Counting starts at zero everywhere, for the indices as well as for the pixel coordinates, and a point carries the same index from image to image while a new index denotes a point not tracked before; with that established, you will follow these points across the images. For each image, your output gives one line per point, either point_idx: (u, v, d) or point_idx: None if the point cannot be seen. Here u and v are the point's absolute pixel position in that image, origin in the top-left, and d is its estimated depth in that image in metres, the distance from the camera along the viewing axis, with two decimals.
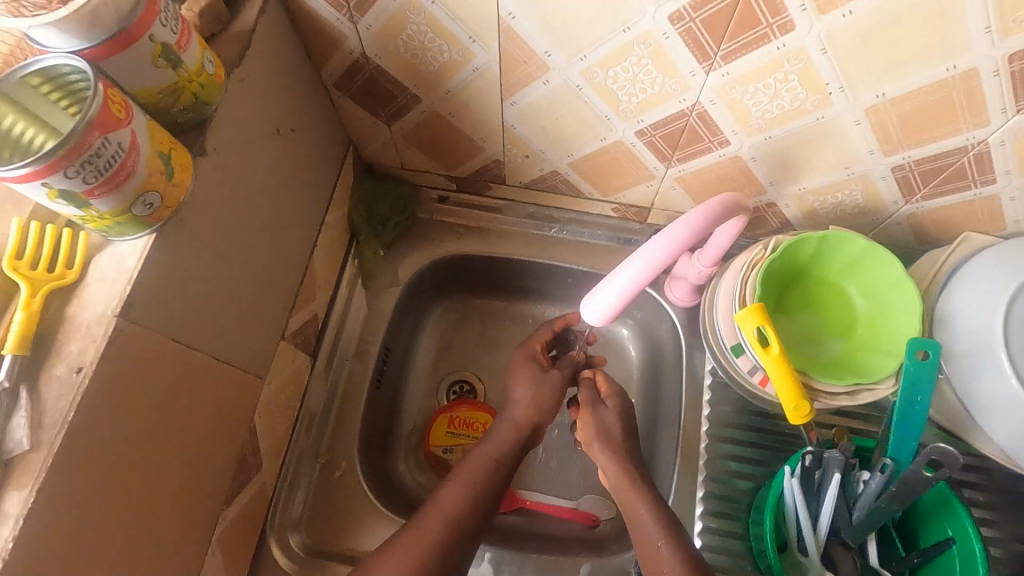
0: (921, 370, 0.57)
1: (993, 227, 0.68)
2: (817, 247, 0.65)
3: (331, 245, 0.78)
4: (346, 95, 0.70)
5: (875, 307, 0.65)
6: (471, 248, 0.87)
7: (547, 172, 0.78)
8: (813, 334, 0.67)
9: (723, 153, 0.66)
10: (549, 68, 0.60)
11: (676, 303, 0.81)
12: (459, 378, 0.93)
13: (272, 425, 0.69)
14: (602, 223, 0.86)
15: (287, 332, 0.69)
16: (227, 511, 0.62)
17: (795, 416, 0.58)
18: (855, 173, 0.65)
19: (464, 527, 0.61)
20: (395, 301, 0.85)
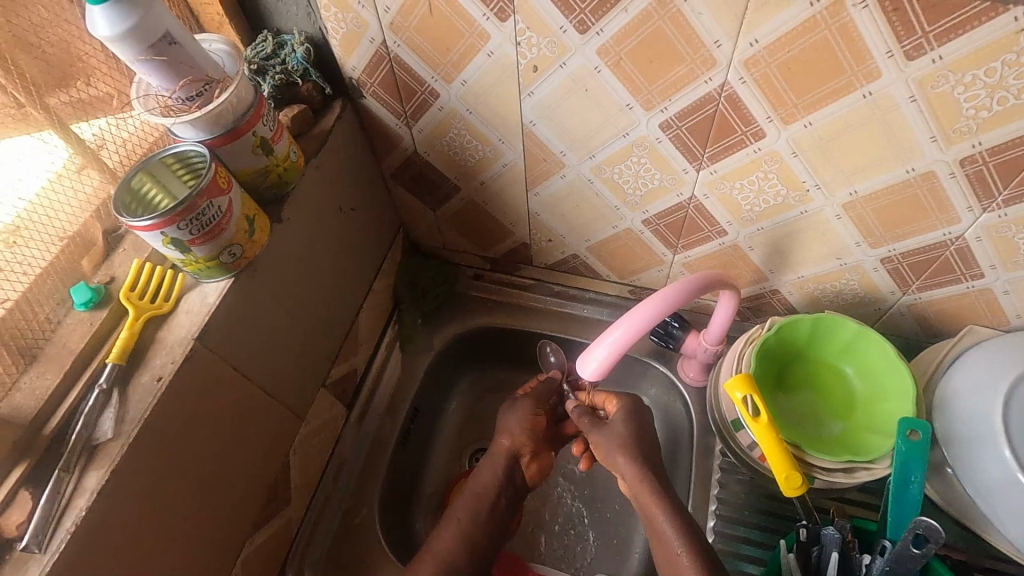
0: (912, 449, 0.58)
1: (996, 322, 0.70)
2: (813, 328, 0.69)
3: (375, 309, 0.89)
4: (400, 184, 0.85)
5: (873, 390, 0.67)
6: (499, 321, 0.96)
7: (568, 255, 0.88)
8: (814, 414, 0.69)
9: (722, 242, 0.74)
10: (565, 165, 0.71)
11: (687, 381, 0.85)
12: (482, 447, 0.98)
13: (303, 464, 0.76)
14: (620, 303, 0.93)
15: (327, 381, 0.79)
16: (252, 537, 0.68)
17: (787, 488, 0.60)
18: (847, 263, 0.71)
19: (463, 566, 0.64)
20: (427, 365, 0.93)
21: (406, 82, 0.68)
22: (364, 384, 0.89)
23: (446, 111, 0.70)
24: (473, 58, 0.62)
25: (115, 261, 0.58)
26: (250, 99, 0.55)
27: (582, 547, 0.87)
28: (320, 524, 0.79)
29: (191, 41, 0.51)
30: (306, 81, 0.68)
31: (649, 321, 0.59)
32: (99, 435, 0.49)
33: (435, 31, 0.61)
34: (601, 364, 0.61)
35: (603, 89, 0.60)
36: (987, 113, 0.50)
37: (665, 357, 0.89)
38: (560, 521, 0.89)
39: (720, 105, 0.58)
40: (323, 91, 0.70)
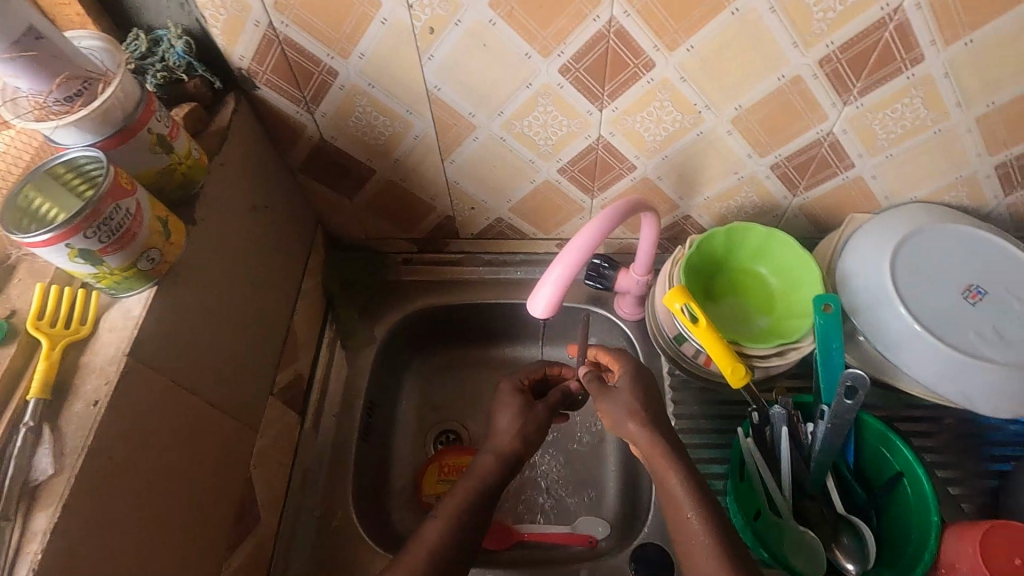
0: (829, 320, 0.66)
1: (870, 206, 0.81)
2: (727, 238, 0.76)
3: (309, 309, 0.86)
4: (311, 176, 0.82)
5: (787, 282, 0.75)
6: (437, 300, 0.96)
7: (492, 220, 0.89)
8: (742, 314, 0.75)
9: (633, 177, 0.79)
10: (475, 126, 0.73)
11: (626, 318, 0.91)
12: (446, 428, 0.98)
13: (267, 478, 0.72)
14: (550, 259, 0.97)
15: (275, 388, 0.76)
16: (229, 560, 0.64)
17: (735, 379, 0.66)
18: (743, 176, 0.78)
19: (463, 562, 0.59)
20: (374, 356, 0.92)
21: (301, 65, 0.66)
22: (313, 388, 0.86)
23: (348, 89, 0.69)
24: (368, 27, 0.62)
25: (10, 293, 0.52)
26: (138, 94, 0.52)
27: (561, 495, 0.90)
28: (296, 536, 0.76)
29: (59, 36, 0.48)
30: (191, 76, 0.65)
31: (586, 249, 0.60)
32: (38, 475, 0.44)
33: (324, 5, 0.60)
34: (550, 301, 0.61)
35: (501, 42, 0.62)
36: (833, 14, 0.58)
37: (602, 300, 0.94)
38: (535, 476, 0.91)
39: (611, 42, 0.62)
40: (212, 85, 0.67)
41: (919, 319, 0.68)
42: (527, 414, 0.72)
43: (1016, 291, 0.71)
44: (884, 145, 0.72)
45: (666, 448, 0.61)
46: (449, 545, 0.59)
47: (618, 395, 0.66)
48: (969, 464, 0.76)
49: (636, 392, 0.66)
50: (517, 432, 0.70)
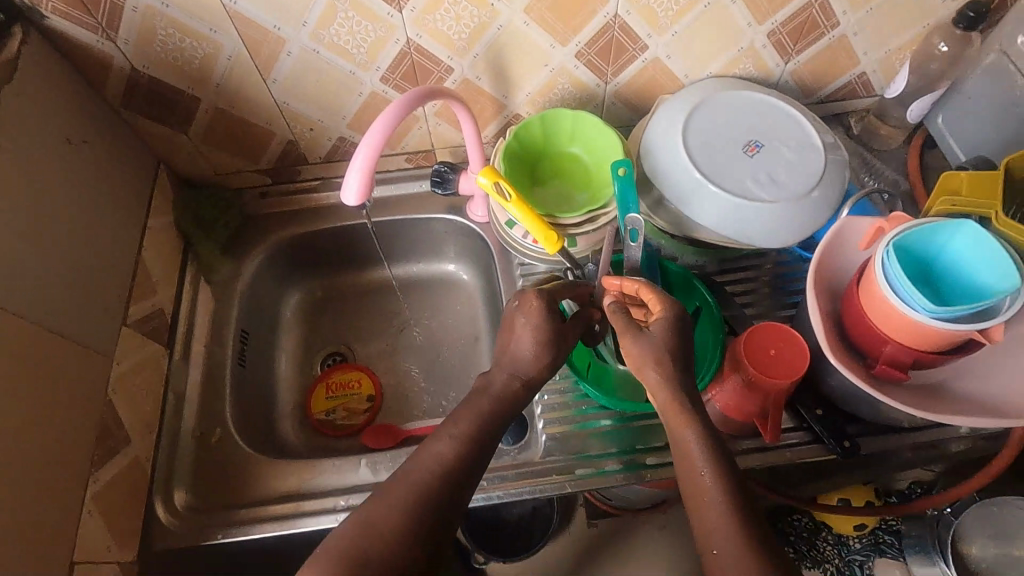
0: (624, 181, 0.74)
1: (672, 85, 0.89)
2: (542, 126, 0.82)
3: (162, 247, 0.88)
4: (136, 112, 0.82)
5: (598, 159, 0.82)
6: (299, 228, 0.99)
7: (335, 140, 0.92)
8: (564, 194, 0.83)
9: (453, 79, 0.84)
10: (285, 40, 0.75)
11: (480, 220, 0.97)
12: (332, 351, 1.05)
13: (132, 403, 0.75)
14: (405, 176, 1.01)
15: (129, 319, 0.78)
16: (97, 475, 0.68)
17: (550, 244, 0.73)
18: (553, 68, 0.84)
19: (456, 505, 0.54)
20: (242, 287, 0.95)
21: None
22: (178, 322, 0.88)
23: (142, 11, 0.69)
24: None
25: None
26: None
27: None
28: (176, 456, 0.79)
29: None
30: None
31: (383, 132, 0.65)
32: None
33: None
34: (359, 186, 0.66)
35: None
36: None
37: (457, 208, 1.00)
38: None
39: None
40: None
41: (700, 168, 0.78)
42: (558, 339, 0.67)
43: (788, 139, 0.81)
44: (666, 23, 0.79)
45: (683, 405, 0.59)
46: (438, 488, 0.54)
47: (648, 339, 0.63)
48: (773, 300, 0.89)
49: (673, 332, 0.63)
50: (543, 358, 0.67)
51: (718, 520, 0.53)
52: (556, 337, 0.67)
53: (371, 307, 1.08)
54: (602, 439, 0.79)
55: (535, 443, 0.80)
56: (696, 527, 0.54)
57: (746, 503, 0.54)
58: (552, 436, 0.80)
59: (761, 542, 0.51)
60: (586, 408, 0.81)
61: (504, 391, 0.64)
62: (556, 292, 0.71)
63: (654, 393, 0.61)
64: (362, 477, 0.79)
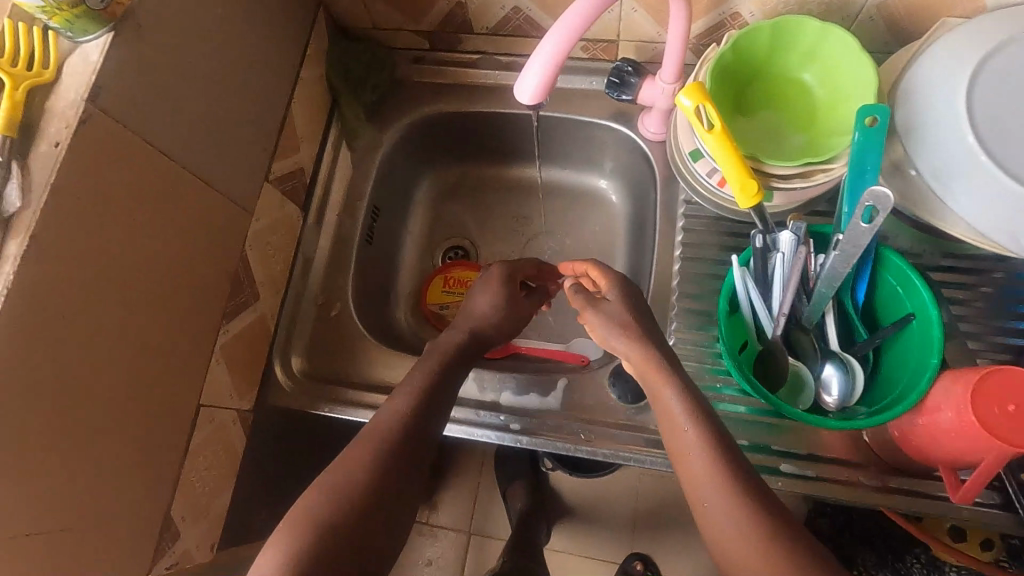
0: (870, 137, 0.56)
1: (971, 5, 0.64)
2: (773, 36, 0.63)
3: (311, 102, 0.83)
4: None
5: (835, 94, 0.63)
6: (448, 106, 0.90)
7: (508, 9, 0.79)
8: (773, 132, 0.66)
9: None
10: None
11: (650, 138, 0.82)
12: (456, 244, 1.00)
13: (265, 262, 0.75)
14: (575, 66, 0.86)
15: (271, 176, 0.75)
16: (227, 326, 0.69)
17: (745, 197, 0.59)
18: None
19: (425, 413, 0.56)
20: (380, 160, 0.89)
21: None
22: (316, 185, 0.85)
23: None
24: None
25: None
26: None
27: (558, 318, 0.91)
28: (298, 320, 0.81)
29: None
30: None
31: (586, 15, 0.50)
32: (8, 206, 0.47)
33: None
34: (542, 81, 0.53)
35: None
36: None
37: (626, 117, 0.85)
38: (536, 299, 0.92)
39: None
40: None
41: (979, 136, 0.57)
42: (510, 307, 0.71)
43: None
44: None
45: (660, 361, 0.57)
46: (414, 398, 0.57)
47: (611, 311, 0.63)
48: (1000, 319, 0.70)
49: (627, 305, 0.63)
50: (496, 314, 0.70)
51: (704, 479, 0.50)
52: (508, 300, 0.71)
53: (502, 207, 1.00)
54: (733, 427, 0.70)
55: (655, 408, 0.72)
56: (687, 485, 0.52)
57: (733, 464, 0.50)
58: None
59: (759, 509, 0.48)
60: (724, 388, 0.71)
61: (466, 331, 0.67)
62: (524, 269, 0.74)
63: (628, 353, 0.60)
64: (466, 391, 0.76)
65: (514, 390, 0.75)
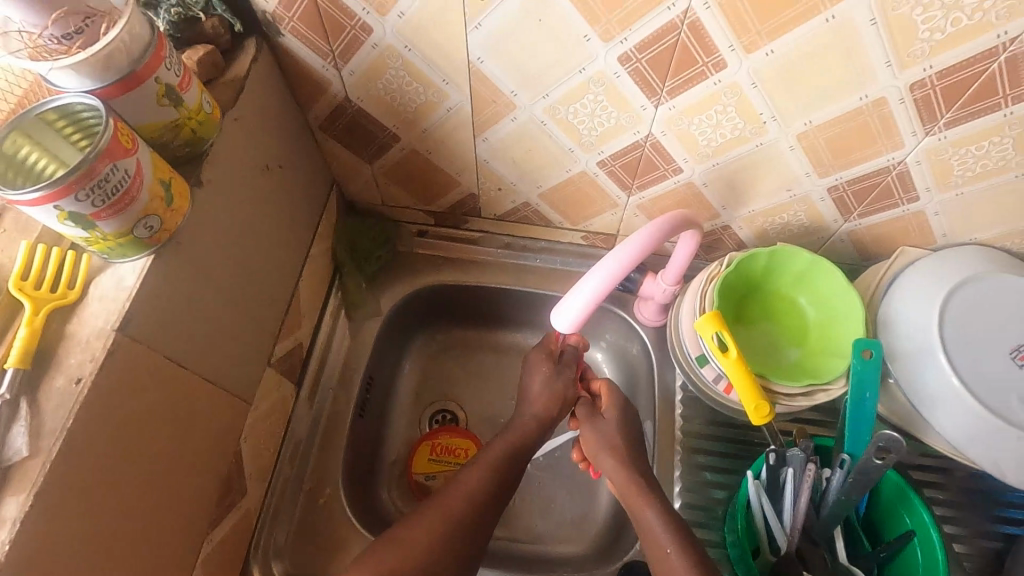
0: (867, 368, 0.62)
1: (925, 241, 0.75)
2: (768, 261, 0.70)
3: (316, 277, 0.82)
4: (330, 136, 0.76)
5: (824, 315, 0.70)
6: (449, 278, 0.91)
7: (519, 204, 0.83)
8: (771, 344, 0.71)
9: (678, 180, 0.73)
10: (516, 107, 0.66)
11: (645, 323, 0.86)
12: (443, 408, 0.95)
13: (256, 451, 0.70)
14: (573, 251, 0.91)
15: (273, 359, 0.72)
16: (212, 535, 0.62)
17: (757, 416, 0.62)
18: (795, 195, 0.72)
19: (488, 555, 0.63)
20: (377, 330, 0.88)
21: (331, 15, 0.59)
22: (311, 358, 0.82)
23: (381, 49, 0.62)
24: None
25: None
26: (146, 36, 0.46)
27: (552, 499, 0.88)
28: (281, 511, 0.74)
29: None
30: (209, 16, 0.58)
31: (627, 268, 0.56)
32: (11, 456, 0.41)
33: None
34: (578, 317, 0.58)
35: (559, 19, 0.55)
36: (941, 35, 0.51)
37: (622, 301, 0.89)
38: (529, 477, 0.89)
39: (682, 34, 0.55)
40: (231, 28, 0.60)
41: (960, 374, 0.63)
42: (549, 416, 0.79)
43: None
44: (957, 182, 0.66)
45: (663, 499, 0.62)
46: None
47: (603, 427, 0.73)
48: (974, 521, 0.74)
49: (618, 425, 0.73)
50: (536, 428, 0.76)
51: None
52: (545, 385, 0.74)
53: (492, 372, 0.97)
54: None
55: None
56: None
57: None
58: None
59: None
60: None
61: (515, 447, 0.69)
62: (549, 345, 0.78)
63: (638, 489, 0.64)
64: None
65: None
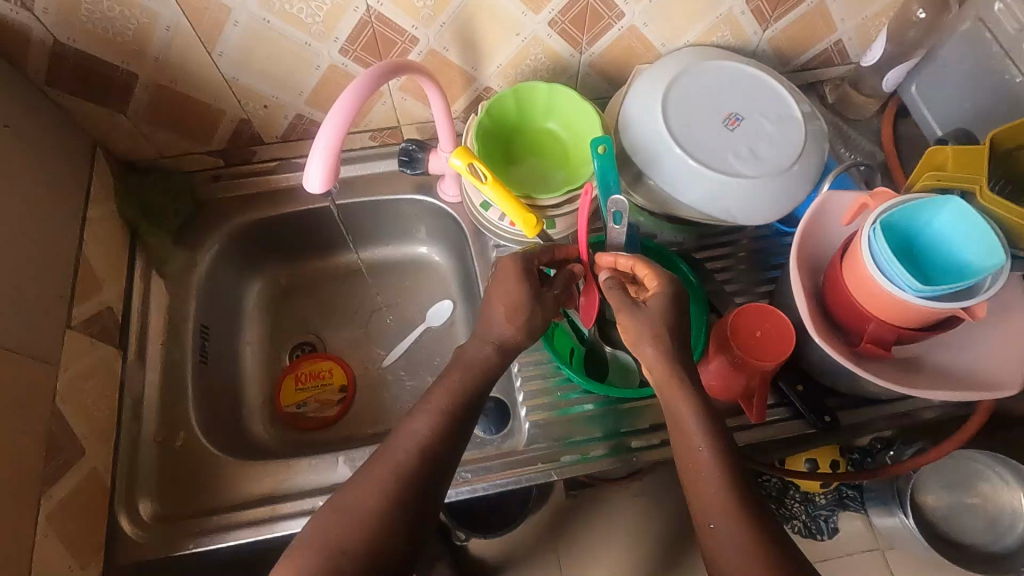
0: (604, 159, 0.71)
1: (648, 53, 0.85)
2: (516, 100, 0.78)
3: (107, 241, 0.81)
4: (64, 91, 0.74)
5: (576, 136, 0.79)
6: (256, 212, 0.93)
7: (293, 118, 0.85)
8: (539, 173, 0.79)
9: (419, 50, 0.78)
10: (230, 8, 0.68)
11: (452, 201, 0.93)
12: (301, 341, 0.99)
13: (84, 411, 0.70)
14: (371, 153, 0.95)
15: (73, 322, 0.71)
16: (47, 492, 0.62)
17: (528, 228, 0.70)
18: (526, 38, 0.79)
19: None
20: (197, 279, 0.88)
21: None
22: (129, 321, 0.82)
23: None
24: None
25: None
26: None
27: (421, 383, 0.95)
28: (137, 465, 0.75)
29: None
30: None
31: (350, 107, 0.59)
32: None
33: None
34: (325, 170, 0.60)
35: None
36: None
37: (427, 188, 0.95)
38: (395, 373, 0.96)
39: None
40: None
41: (683, 148, 0.75)
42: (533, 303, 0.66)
43: (768, 111, 0.79)
44: None
45: (467, 324, 0.69)
46: None
47: None
48: (751, 277, 0.88)
49: (670, 305, 0.63)
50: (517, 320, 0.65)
51: (714, 500, 0.54)
52: (531, 310, 0.66)
53: (350, 294, 1.02)
54: (587, 424, 0.78)
55: (519, 432, 0.78)
56: (693, 502, 0.55)
57: (769, 524, 0.52)
58: (535, 424, 0.78)
59: (760, 530, 0.51)
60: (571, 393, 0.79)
61: (480, 361, 0.64)
62: (539, 255, 0.70)
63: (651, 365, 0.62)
64: (341, 476, 0.76)
65: None
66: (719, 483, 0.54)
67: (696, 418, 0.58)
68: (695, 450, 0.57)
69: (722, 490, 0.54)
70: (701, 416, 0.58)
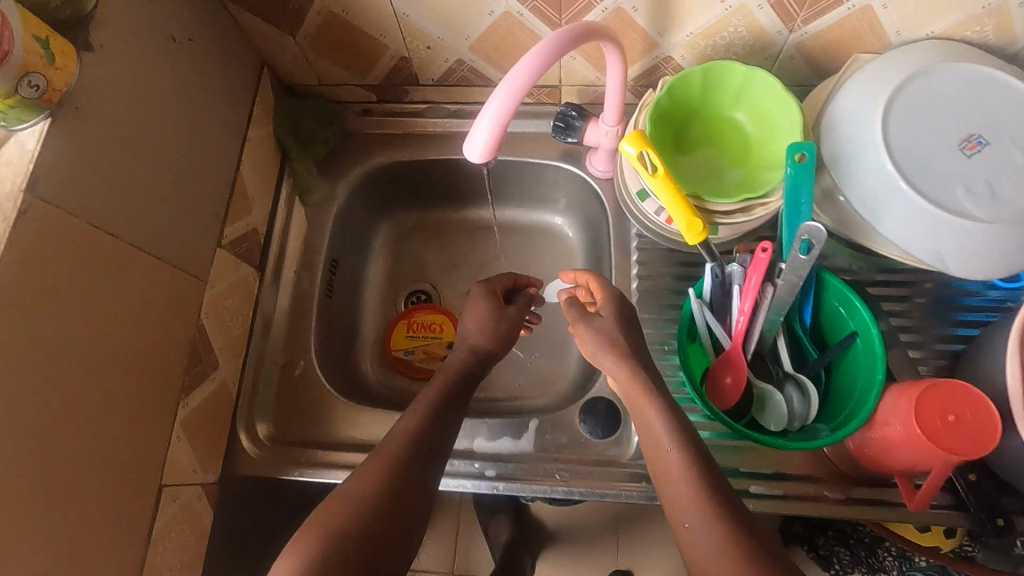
0: (800, 171, 0.60)
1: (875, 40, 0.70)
2: (704, 80, 0.67)
3: (261, 164, 0.82)
4: (243, 8, 0.73)
5: (766, 132, 0.67)
6: (398, 154, 0.91)
7: (453, 63, 0.80)
8: (711, 168, 0.69)
9: (605, 7, 0.69)
10: None
11: (600, 176, 0.85)
12: (417, 288, 0.99)
13: (222, 328, 0.74)
14: (522, 111, 0.89)
15: (223, 241, 0.74)
16: (185, 400, 0.67)
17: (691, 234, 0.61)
18: (731, 6, 0.67)
19: None
20: (334, 212, 0.89)
21: None
22: (270, 244, 0.84)
23: None
24: None
25: None
26: None
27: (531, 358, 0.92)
28: (260, 384, 0.79)
29: None
30: None
31: (532, 72, 0.53)
32: None
33: None
34: (489, 139, 0.55)
35: None
36: None
37: (575, 157, 0.88)
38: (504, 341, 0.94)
39: None
40: None
41: (897, 162, 0.62)
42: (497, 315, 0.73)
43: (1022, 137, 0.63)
44: None
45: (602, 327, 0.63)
46: None
47: None
48: (935, 328, 0.74)
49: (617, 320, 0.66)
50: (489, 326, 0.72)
51: (687, 500, 0.53)
52: (495, 317, 0.73)
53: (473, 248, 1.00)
54: None
55: (628, 442, 0.73)
56: (667, 503, 0.54)
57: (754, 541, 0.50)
58: None
59: (755, 555, 0.48)
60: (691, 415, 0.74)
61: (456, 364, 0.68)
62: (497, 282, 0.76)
63: (614, 372, 0.63)
64: (440, 440, 0.76)
65: (488, 436, 0.76)
66: (690, 486, 0.53)
67: (668, 426, 0.57)
68: (664, 454, 0.56)
69: (693, 484, 0.53)
70: (668, 422, 0.57)
